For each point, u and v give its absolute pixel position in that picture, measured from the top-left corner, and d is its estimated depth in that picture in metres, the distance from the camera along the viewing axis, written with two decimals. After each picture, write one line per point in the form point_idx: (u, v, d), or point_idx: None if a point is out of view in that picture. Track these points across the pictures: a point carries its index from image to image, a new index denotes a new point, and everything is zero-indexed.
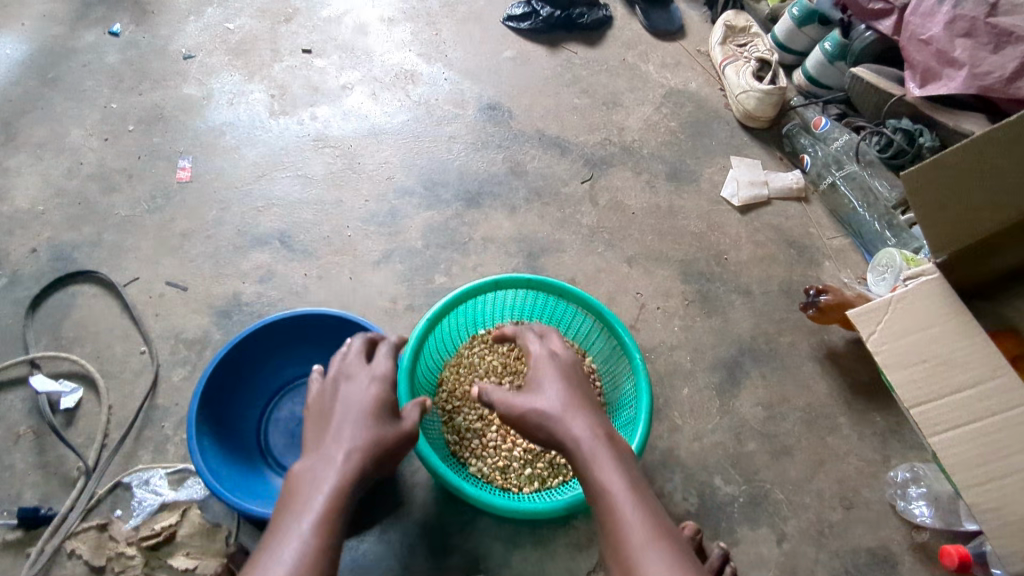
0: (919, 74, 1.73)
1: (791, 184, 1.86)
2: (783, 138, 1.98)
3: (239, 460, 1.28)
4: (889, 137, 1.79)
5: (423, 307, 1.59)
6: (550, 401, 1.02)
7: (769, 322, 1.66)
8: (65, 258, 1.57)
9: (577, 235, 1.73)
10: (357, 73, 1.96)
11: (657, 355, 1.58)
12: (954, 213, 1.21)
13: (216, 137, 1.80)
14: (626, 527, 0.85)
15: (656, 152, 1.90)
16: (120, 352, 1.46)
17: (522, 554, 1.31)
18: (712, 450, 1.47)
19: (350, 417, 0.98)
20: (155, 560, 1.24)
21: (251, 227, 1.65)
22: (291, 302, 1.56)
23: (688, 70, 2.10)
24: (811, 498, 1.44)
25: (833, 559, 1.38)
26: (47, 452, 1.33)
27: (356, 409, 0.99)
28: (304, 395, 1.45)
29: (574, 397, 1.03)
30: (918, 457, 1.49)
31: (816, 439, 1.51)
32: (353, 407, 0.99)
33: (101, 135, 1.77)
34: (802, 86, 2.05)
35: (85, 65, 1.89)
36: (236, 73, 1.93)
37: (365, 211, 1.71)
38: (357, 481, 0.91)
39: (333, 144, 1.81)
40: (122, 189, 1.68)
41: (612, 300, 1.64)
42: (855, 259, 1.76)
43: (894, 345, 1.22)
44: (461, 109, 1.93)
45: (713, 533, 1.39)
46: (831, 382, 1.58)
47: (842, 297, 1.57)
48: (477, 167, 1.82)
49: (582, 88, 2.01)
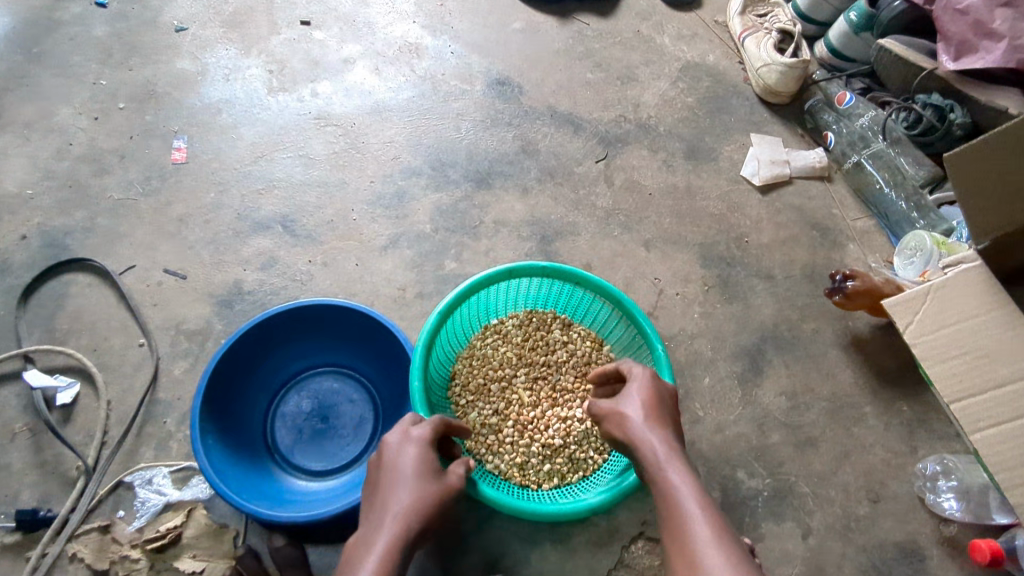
0: (953, 47, 1.65)
1: (814, 162, 1.78)
2: (805, 114, 1.89)
3: (244, 458, 1.23)
4: (918, 113, 1.70)
5: (433, 295, 1.52)
6: (631, 401, 1.00)
7: (793, 307, 1.59)
8: (57, 246, 1.50)
9: (592, 218, 1.66)
10: (359, 47, 1.86)
11: (677, 344, 1.52)
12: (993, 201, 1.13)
13: (212, 116, 1.71)
14: (691, 526, 0.81)
15: (673, 129, 1.82)
16: (118, 344, 1.39)
17: (541, 553, 1.27)
18: (734, 442, 1.42)
19: (394, 485, 0.94)
20: (161, 563, 1.19)
21: (252, 211, 1.58)
22: (295, 291, 1.49)
23: (705, 42, 2.00)
24: (837, 491, 1.39)
25: (860, 554, 1.34)
26: (44, 450, 1.28)
27: (400, 473, 0.96)
28: (310, 389, 1.39)
29: (659, 406, 1.00)
30: (947, 448, 1.44)
31: (841, 430, 1.46)
32: (396, 474, 0.96)
33: (91, 113, 1.68)
34: (824, 59, 1.95)
35: (71, 39, 1.79)
36: (232, 47, 1.83)
37: (371, 193, 1.63)
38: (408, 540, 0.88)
39: (336, 122, 1.73)
40: (114, 171, 1.60)
41: (630, 286, 1.58)
42: (881, 242, 1.69)
43: (933, 336, 1.23)
44: (469, 84, 1.83)
45: (737, 528, 1.35)
46: (857, 370, 1.52)
47: (871, 283, 1.49)
48: (487, 146, 1.73)
49: (595, 61, 1.92)
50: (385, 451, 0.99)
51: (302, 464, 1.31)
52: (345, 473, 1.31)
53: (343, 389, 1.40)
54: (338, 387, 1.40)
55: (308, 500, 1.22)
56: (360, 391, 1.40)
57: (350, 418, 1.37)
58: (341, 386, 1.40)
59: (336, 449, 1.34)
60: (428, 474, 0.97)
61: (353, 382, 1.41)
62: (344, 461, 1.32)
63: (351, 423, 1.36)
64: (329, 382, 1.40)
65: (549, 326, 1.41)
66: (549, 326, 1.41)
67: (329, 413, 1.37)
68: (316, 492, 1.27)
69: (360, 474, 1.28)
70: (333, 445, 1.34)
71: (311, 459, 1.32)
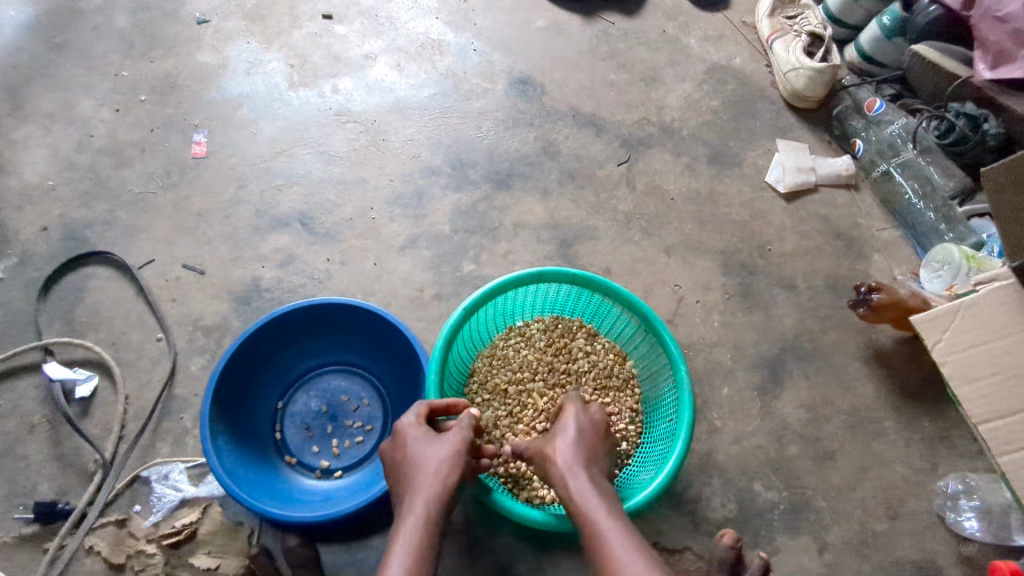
0: (991, 55, 1.61)
1: (840, 170, 1.75)
2: (833, 120, 1.85)
3: (253, 456, 1.23)
4: (951, 122, 1.66)
5: (451, 296, 1.50)
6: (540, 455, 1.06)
7: (814, 318, 1.56)
8: (76, 238, 1.50)
9: (612, 222, 1.64)
10: (380, 42, 1.85)
11: (696, 352, 1.50)
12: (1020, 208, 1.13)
13: (234, 110, 1.70)
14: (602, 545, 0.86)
15: (696, 133, 1.79)
16: (136, 339, 1.40)
17: (553, 560, 1.26)
18: (752, 454, 1.40)
19: (426, 479, 0.97)
20: (176, 558, 1.19)
21: (270, 207, 1.57)
22: (313, 289, 1.49)
23: (732, 44, 1.97)
24: (855, 506, 1.37)
25: (877, 571, 1.31)
26: (62, 443, 1.29)
27: (427, 469, 0.98)
28: (318, 387, 1.39)
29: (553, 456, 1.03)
30: (968, 466, 1.42)
31: (861, 444, 1.43)
32: (425, 464, 0.99)
33: (112, 105, 1.68)
34: (854, 64, 1.92)
35: (93, 29, 1.79)
36: (253, 40, 1.82)
37: (390, 192, 1.62)
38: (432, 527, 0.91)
39: (356, 119, 1.71)
40: (134, 164, 1.60)
41: (649, 293, 1.56)
42: (906, 253, 1.65)
43: (960, 355, 1.22)
44: (490, 83, 1.81)
45: (752, 541, 1.33)
46: (878, 384, 1.50)
47: (897, 297, 1.45)
48: (508, 146, 1.71)
49: (619, 62, 1.89)
50: (405, 442, 1.03)
51: (312, 463, 1.31)
52: (356, 472, 1.30)
53: (351, 387, 1.39)
54: (346, 385, 1.39)
55: (319, 500, 1.22)
56: (369, 389, 1.39)
57: (358, 417, 1.36)
58: (349, 385, 1.39)
59: (345, 446, 1.33)
60: (456, 471, 0.99)
61: (361, 380, 1.40)
62: (353, 459, 1.32)
63: (360, 421, 1.36)
64: (337, 381, 1.40)
65: (574, 335, 1.40)
66: (574, 335, 1.40)
67: (337, 412, 1.36)
68: (325, 491, 1.26)
69: (371, 473, 1.27)
70: (343, 442, 1.33)
71: (321, 457, 1.32)
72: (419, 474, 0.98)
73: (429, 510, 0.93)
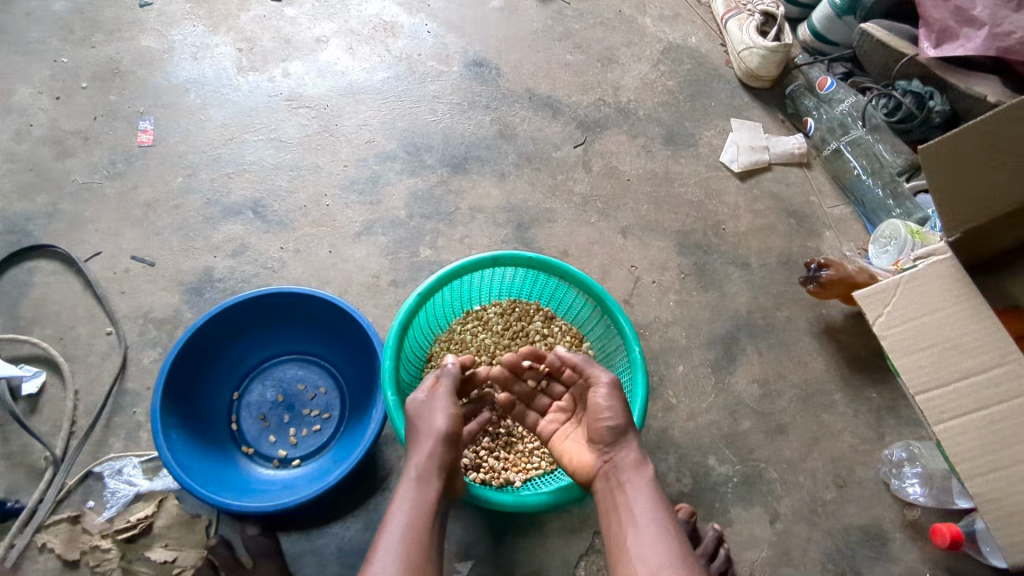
0: (935, 33, 1.63)
1: (793, 149, 1.77)
2: (786, 99, 1.87)
3: (207, 448, 1.22)
4: (898, 100, 1.70)
5: (408, 283, 1.50)
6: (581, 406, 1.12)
7: (767, 295, 1.60)
8: (18, 231, 1.46)
9: (569, 204, 1.64)
10: (332, 25, 1.82)
11: (652, 332, 1.53)
12: (955, 180, 1.15)
13: (181, 97, 1.66)
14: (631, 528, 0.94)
15: (652, 114, 1.80)
16: (85, 333, 1.37)
17: (513, 539, 1.28)
18: (706, 429, 1.44)
19: (421, 442, 1.03)
20: (132, 552, 1.19)
21: (221, 196, 1.54)
22: (267, 278, 1.47)
23: (687, 23, 1.98)
24: (805, 476, 1.41)
25: (826, 538, 1.36)
26: (11, 440, 1.26)
27: (425, 430, 1.04)
28: (275, 377, 1.38)
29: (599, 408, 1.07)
30: (913, 435, 1.47)
31: (811, 417, 1.47)
32: (419, 429, 1.05)
33: (52, 93, 1.62)
34: (807, 42, 1.94)
35: (29, 13, 1.73)
36: (200, 23, 1.77)
37: (344, 178, 1.60)
38: (428, 491, 0.99)
39: (308, 104, 1.69)
40: (77, 153, 1.56)
41: (605, 275, 1.58)
42: (856, 230, 1.69)
43: (900, 328, 1.25)
44: (446, 65, 1.80)
45: (707, 513, 1.36)
46: (828, 357, 1.54)
47: (846, 273, 1.50)
48: (463, 130, 1.70)
49: (575, 43, 1.88)
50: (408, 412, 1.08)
51: (270, 453, 1.31)
52: (315, 460, 1.30)
53: (308, 376, 1.39)
54: (303, 374, 1.39)
55: (276, 489, 1.22)
56: (326, 378, 1.39)
57: (316, 405, 1.36)
58: (306, 373, 1.39)
59: (303, 434, 1.33)
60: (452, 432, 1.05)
61: (318, 369, 1.39)
62: (312, 448, 1.31)
63: (317, 410, 1.35)
64: (294, 370, 1.39)
65: (531, 318, 1.41)
66: (531, 318, 1.41)
67: (295, 401, 1.36)
68: (284, 480, 1.26)
69: (328, 461, 1.27)
70: (300, 431, 1.33)
71: (278, 446, 1.31)
72: (418, 435, 1.05)
73: (421, 471, 1.01)
